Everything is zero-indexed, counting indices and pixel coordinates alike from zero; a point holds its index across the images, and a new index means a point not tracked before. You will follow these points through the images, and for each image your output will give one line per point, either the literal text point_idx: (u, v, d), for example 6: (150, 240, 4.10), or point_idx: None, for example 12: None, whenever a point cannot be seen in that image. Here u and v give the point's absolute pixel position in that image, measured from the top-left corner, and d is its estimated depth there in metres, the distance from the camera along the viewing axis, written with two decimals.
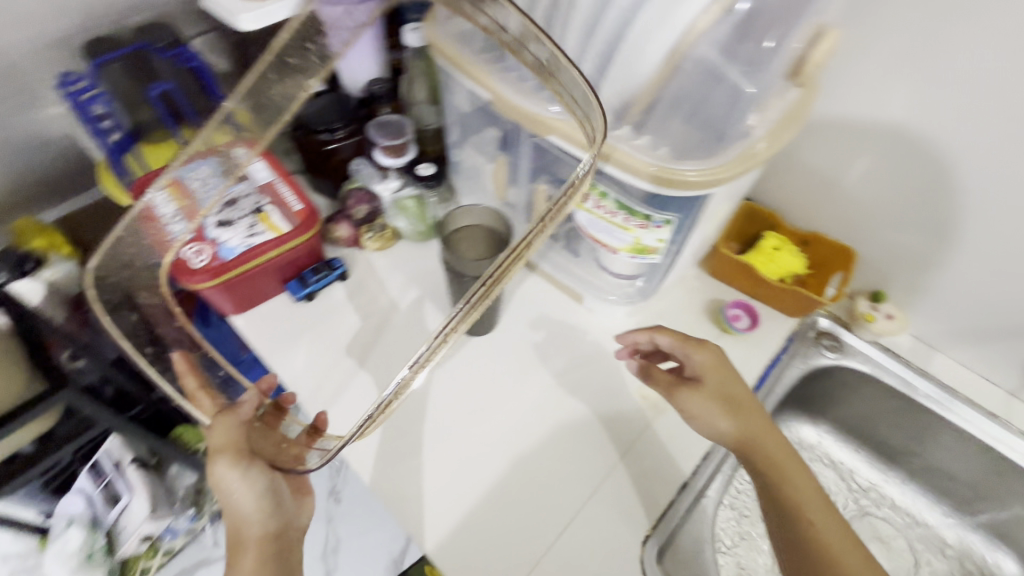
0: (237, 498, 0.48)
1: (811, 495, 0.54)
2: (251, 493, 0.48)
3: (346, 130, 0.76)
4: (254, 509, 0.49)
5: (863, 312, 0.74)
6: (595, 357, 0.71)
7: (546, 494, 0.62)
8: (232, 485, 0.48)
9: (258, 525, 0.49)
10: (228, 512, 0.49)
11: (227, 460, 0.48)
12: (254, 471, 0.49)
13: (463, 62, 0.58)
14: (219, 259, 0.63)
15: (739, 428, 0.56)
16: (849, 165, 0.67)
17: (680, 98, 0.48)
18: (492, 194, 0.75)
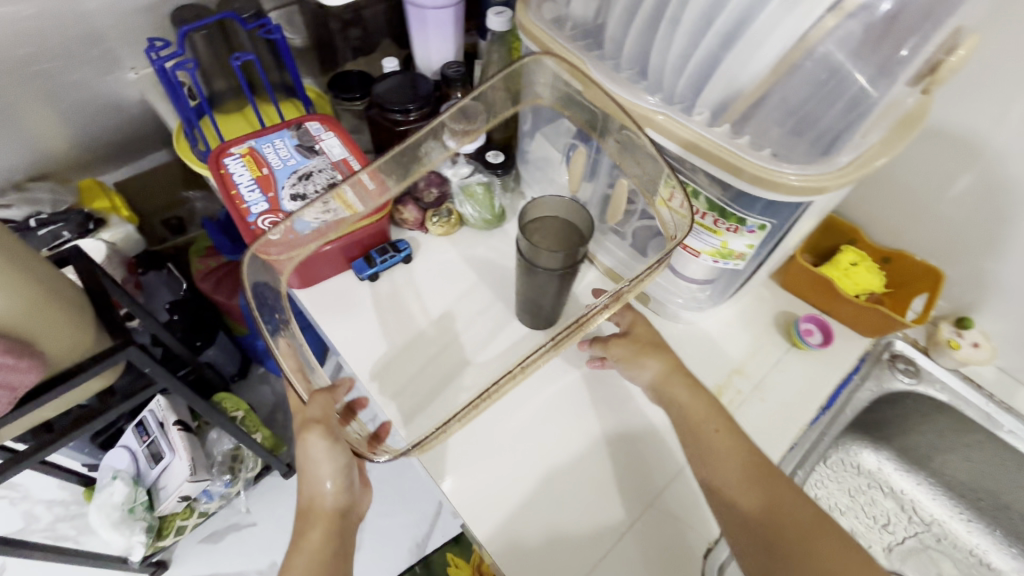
0: (319, 469, 0.53)
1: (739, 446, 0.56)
2: (329, 469, 0.53)
3: (420, 113, 0.73)
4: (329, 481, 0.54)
5: (947, 338, 0.69)
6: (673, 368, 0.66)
7: (588, 498, 0.60)
8: (319, 454, 0.52)
9: (328, 496, 0.55)
10: (306, 479, 0.54)
11: (321, 431, 0.52)
12: (338, 448, 0.53)
13: (554, 49, 0.57)
14: (295, 233, 0.63)
15: (656, 372, 0.61)
16: (949, 182, 0.64)
17: (791, 99, 0.45)
18: (563, 187, 0.74)
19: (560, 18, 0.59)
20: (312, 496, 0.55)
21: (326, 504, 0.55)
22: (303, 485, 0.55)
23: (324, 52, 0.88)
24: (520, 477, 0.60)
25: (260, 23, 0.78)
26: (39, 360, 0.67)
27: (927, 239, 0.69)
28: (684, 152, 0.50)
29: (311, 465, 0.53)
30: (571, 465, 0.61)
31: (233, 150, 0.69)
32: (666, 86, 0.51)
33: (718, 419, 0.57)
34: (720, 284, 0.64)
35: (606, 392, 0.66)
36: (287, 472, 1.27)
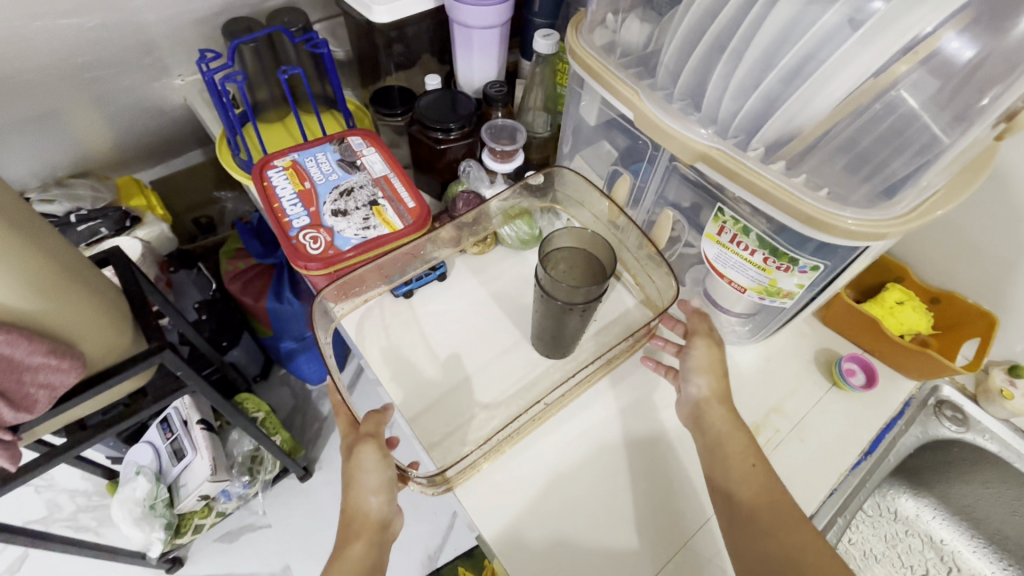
0: (369, 480, 0.53)
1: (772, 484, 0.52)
2: (378, 480, 0.53)
3: (461, 132, 0.73)
4: (376, 493, 0.53)
5: (999, 386, 0.67)
6: None
7: (599, 520, 0.57)
8: (369, 463, 0.53)
9: (372, 511, 0.53)
10: (353, 495, 0.53)
11: (374, 442, 0.54)
12: (388, 461, 0.54)
13: (604, 75, 0.56)
14: (334, 248, 0.63)
15: (704, 393, 0.58)
16: (1011, 226, 0.61)
17: (851, 143, 0.45)
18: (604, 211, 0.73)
19: (611, 45, 0.59)
20: (356, 512, 0.53)
21: (370, 520, 0.53)
22: (349, 502, 0.54)
23: (366, 65, 0.88)
24: (530, 489, 0.58)
25: (309, 37, 0.79)
26: (79, 362, 0.67)
27: (981, 284, 0.67)
28: (741, 190, 0.49)
29: (361, 475, 0.53)
30: (585, 486, 0.59)
31: (277, 162, 0.70)
32: (721, 119, 0.50)
33: (755, 453, 0.53)
34: (759, 321, 0.64)
35: (629, 414, 0.64)
36: (303, 475, 1.27)
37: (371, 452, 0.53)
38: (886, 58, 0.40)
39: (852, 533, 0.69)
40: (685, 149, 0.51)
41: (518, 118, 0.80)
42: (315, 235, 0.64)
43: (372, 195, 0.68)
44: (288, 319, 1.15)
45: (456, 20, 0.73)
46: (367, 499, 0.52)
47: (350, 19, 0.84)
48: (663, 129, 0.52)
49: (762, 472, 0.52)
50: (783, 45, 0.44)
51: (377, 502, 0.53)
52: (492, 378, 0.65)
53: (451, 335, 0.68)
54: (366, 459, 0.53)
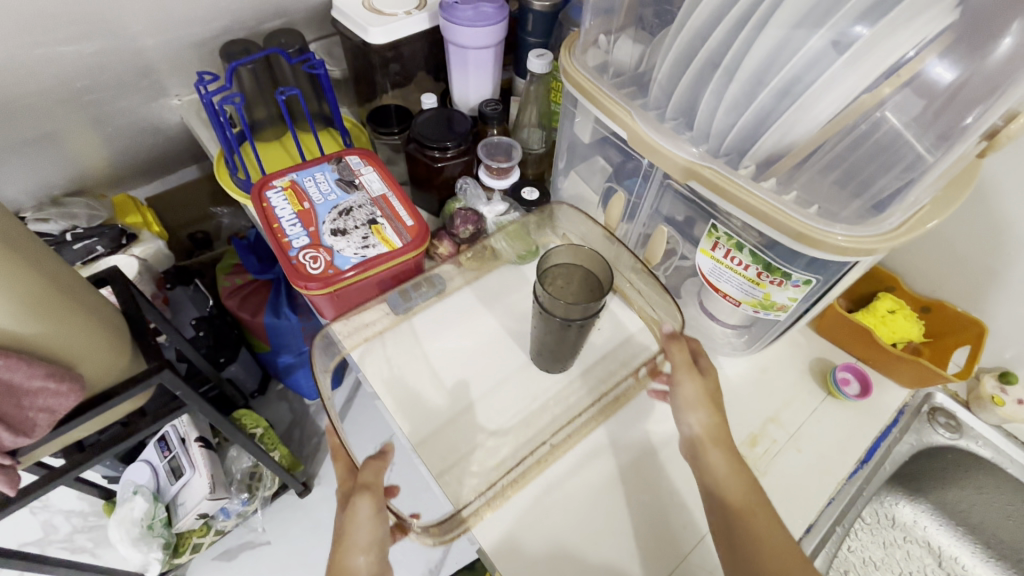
0: (361, 533, 0.52)
1: (774, 529, 0.51)
2: (369, 532, 0.53)
3: (458, 150, 0.74)
4: (364, 551, 0.52)
5: (991, 393, 0.69)
6: None
7: (597, 534, 0.57)
8: (362, 515, 0.53)
9: (359, 569, 0.51)
10: (341, 550, 0.52)
11: (370, 494, 0.54)
12: (380, 515, 0.54)
13: (598, 95, 0.57)
14: (334, 267, 0.63)
15: (699, 435, 0.56)
16: (998, 234, 0.63)
17: (837, 160, 0.46)
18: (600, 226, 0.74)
19: (605, 65, 0.60)
20: (344, 568, 0.51)
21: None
22: (339, 556, 0.52)
23: (362, 83, 0.90)
24: (527, 504, 0.59)
25: (306, 58, 0.80)
26: (79, 385, 0.67)
27: (969, 292, 0.69)
28: (731, 206, 0.50)
29: (354, 528, 0.53)
30: (585, 501, 0.59)
31: (276, 182, 0.71)
32: (713, 138, 0.52)
33: (758, 501, 0.52)
34: (754, 332, 0.64)
35: (622, 425, 0.65)
36: (303, 491, 1.26)
37: (366, 503, 0.54)
38: (870, 79, 0.41)
39: (851, 541, 0.69)
40: (677, 167, 0.52)
41: (513, 135, 0.81)
42: (314, 255, 0.64)
43: (371, 215, 0.68)
44: (286, 335, 1.15)
45: (451, 41, 0.74)
46: (356, 555, 0.51)
47: (346, 39, 0.85)
48: (655, 148, 0.53)
49: (763, 516, 0.52)
50: (771, 67, 0.46)
51: (363, 562, 0.51)
52: (492, 393, 0.66)
53: (450, 351, 0.69)
54: (361, 508, 0.53)
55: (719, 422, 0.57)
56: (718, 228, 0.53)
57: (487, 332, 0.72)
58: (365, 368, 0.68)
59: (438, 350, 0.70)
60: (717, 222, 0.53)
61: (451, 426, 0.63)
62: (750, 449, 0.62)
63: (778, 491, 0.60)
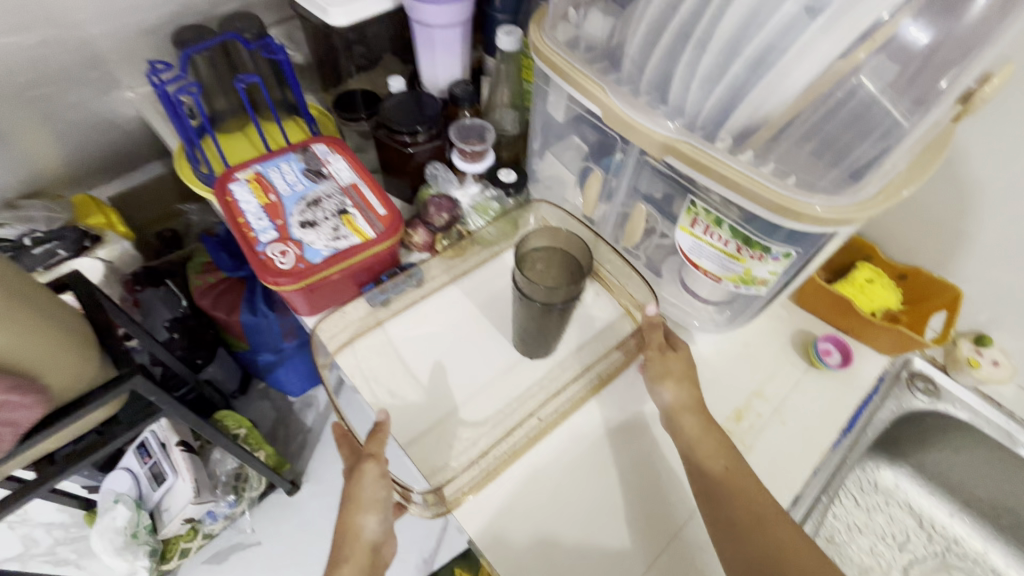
0: (368, 499, 0.53)
1: (756, 494, 0.53)
2: (373, 497, 0.53)
3: (429, 134, 0.72)
4: (371, 514, 0.53)
5: (967, 356, 0.70)
6: None
7: (587, 519, 0.57)
8: (366, 483, 0.53)
9: (367, 530, 0.54)
10: (349, 517, 0.54)
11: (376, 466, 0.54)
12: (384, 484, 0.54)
13: (569, 70, 0.55)
14: (304, 261, 0.61)
15: (669, 405, 0.58)
16: (971, 199, 0.63)
17: (813, 130, 0.45)
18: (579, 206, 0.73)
19: (576, 39, 0.58)
20: (353, 528, 0.53)
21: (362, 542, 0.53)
22: (346, 529, 0.53)
23: (326, 69, 0.86)
24: (515, 493, 0.58)
25: (264, 43, 0.76)
26: (45, 396, 0.65)
27: (944, 258, 0.69)
28: (708, 180, 0.49)
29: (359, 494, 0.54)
30: (574, 485, 0.59)
31: (239, 175, 0.68)
32: (688, 112, 0.50)
33: (731, 458, 0.54)
34: (736, 307, 0.64)
35: (608, 407, 0.64)
36: (291, 489, 1.24)
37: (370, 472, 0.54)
38: (845, 44, 0.40)
39: (833, 510, 0.71)
40: (652, 143, 0.51)
41: (486, 117, 0.79)
42: (282, 249, 0.62)
43: (341, 205, 0.66)
44: (263, 332, 1.12)
45: (416, 20, 0.71)
46: (363, 516, 0.53)
47: (306, 22, 0.81)
48: (630, 124, 0.51)
49: (738, 472, 0.54)
50: (745, 35, 0.44)
51: (370, 520, 0.54)
52: (476, 381, 0.65)
53: (431, 341, 0.68)
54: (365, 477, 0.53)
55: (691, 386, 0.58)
56: (697, 204, 0.52)
57: (469, 320, 0.70)
58: (345, 362, 0.66)
59: (418, 342, 0.68)
60: (695, 199, 0.52)
61: (435, 417, 0.62)
62: (735, 424, 0.63)
63: (764, 464, 0.60)
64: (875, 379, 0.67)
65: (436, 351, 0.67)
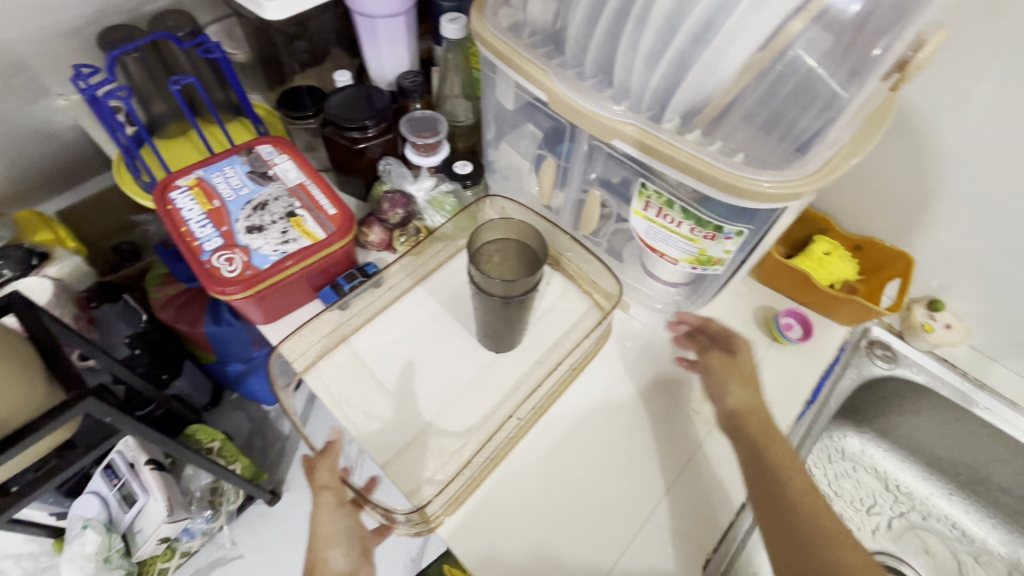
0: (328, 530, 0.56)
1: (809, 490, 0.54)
2: (330, 522, 0.56)
3: (379, 129, 0.70)
4: (334, 548, 0.55)
5: (921, 321, 0.71)
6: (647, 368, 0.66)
7: (565, 521, 0.57)
8: (321, 512, 0.56)
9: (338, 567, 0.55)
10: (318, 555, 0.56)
11: (329, 494, 0.56)
12: (339, 512, 0.56)
13: (513, 57, 0.54)
14: (252, 268, 0.59)
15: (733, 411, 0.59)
16: (917, 167, 0.64)
17: (756, 106, 0.45)
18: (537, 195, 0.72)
19: (518, 24, 0.56)
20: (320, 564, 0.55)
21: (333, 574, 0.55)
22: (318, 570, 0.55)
23: (269, 66, 0.83)
24: (486, 490, 0.58)
25: (200, 42, 0.73)
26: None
27: (895, 226, 0.71)
28: (657, 163, 0.48)
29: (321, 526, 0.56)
30: (548, 477, 0.59)
31: (180, 182, 0.65)
32: (633, 93, 0.50)
33: (793, 465, 0.54)
34: (697, 288, 0.63)
35: (576, 395, 0.64)
36: (270, 499, 1.21)
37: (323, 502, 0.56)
38: (779, 17, 0.40)
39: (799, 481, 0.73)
40: (599, 127, 0.50)
41: (438, 109, 0.77)
42: (228, 257, 0.59)
43: (289, 208, 0.63)
44: (230, 342, 1.09)
45: (357, 11, 0.69)
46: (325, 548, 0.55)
47: (244, 17, 0.78)
48: (577, 109, 0.50)
49: (799, 479, 0.54)
50: (683, 12, 0.44)
51: (334, 555, 0.55)
52: (441, 379, 0.64)
53: (393, 343, 0.66)
54: (320, 501, 0.56)
55: (746, 393, 0.59)
56: (649, 189, 0.52)
57: (431, 318, 0.69)
58: (305, 370, 0.64)
59: (381, 344, 0.66)
60: (647, 183, 0.52)
61: (402, 419, 0.61)
62: (701, 404, 0.64)
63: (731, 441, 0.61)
64: (835, 351, 0.69)
65: (399, 353, 0.66)
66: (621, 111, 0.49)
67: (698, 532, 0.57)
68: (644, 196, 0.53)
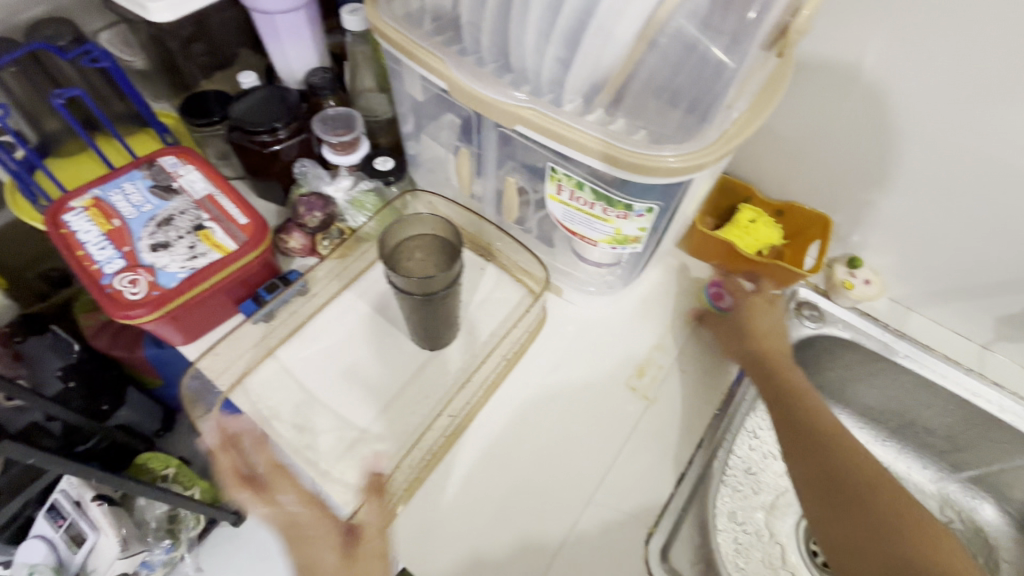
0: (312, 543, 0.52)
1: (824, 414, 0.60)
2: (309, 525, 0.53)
3: (289, 130, 0.67)
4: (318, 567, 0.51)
5: (842, 280, 0.75)
6: (583, 350, 0.66)
7: (520, 504, 0.57)
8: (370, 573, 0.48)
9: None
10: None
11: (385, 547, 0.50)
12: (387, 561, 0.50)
13: (409, 47, 0.52)
14: (159, 288, 0.56)
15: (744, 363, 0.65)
16: (825, 130, 0.66)
17: (649, 81, 0.45)
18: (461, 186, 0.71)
19: (414, 10, 0.54)
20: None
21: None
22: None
23: (171, 72, 0.78)
24: (427, 489, 0.57)
25: (82, 50, 0.66)
26: None
27: (812, 189, 0.73)
28: (561, 147, 0.48)
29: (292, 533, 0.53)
30: (492, 466, 0.59)
31: (74, 203, 0.60)
32: (532, 77, 0.49)
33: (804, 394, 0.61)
34: (626, 265, 0.63)
35: (515, 384, 0.64)
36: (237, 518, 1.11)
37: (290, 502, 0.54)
38: None
39: (739, 447, 0.75)
40: (500, 113, 0.49)
41: (353, 105, 0.75)
42: (132, 279, 0.56)
43: (197, 221, 0.60)
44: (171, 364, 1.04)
45: (252, 7, 0.66)
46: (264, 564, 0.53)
47: (134, 22, 0.74)
48: (477, 97, 0.49)
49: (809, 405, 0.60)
50: None
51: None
52: (376, 382, 0.63)
53: (322, 351, 0.64)
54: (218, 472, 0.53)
55: (753, 339, 0.65)
56: (558, 172, 0.51)
57: (360, 322, 0.67)
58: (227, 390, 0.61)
59: (309, 353, 0.64)
60: (556, 167, 0.51)
61: (336, 428, 0.60)
62: (638, 379, 0.64)
63: (668, 415, 0.62)
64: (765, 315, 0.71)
65: (329, 360, 0.64)
66: (519, 96, 0.48)
67: (640, 506, 0.57)
68: (555, 180, 0.52)
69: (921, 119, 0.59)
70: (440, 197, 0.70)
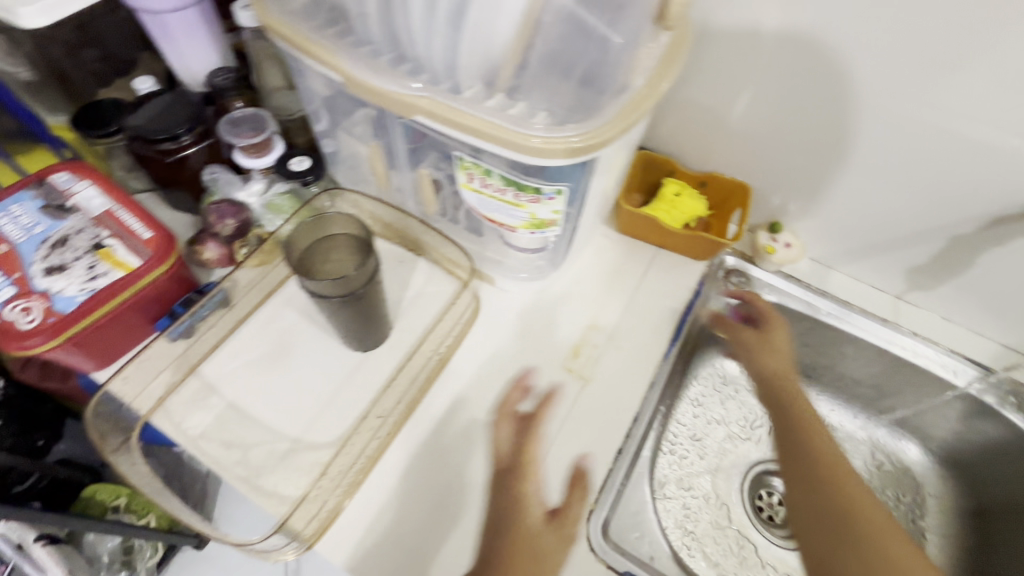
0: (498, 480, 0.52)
1: None
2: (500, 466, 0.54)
3: (195, 135, 0.63)
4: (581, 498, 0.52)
5: (765, 245, 0.77)
6: (518, 338, 0.66)
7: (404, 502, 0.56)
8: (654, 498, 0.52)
9: (532, 539, 0.47)
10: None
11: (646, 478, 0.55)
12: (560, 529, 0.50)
13: (301, 41, 0.50)
14: (54, 315, 0.52)
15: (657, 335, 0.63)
16: (736, 100, 0.67)
17: (541, 61, 0.44)
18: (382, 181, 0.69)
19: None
20: (520, 537, 0.47)
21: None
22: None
23: (60, 81, 0.73)
24: (365, 494, 0.56)
25: None
26: None
27: (731, 158, 0.74)
28: (465, 136, 0.47)
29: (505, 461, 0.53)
30: (426, 465, 0.58)
31: None
32: (427, 65, 0.48)
33: None
34: (554, 249, 0.64)
35: (454, 376, 0.63)
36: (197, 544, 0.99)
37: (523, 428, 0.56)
38: None
39: (681, 416, 0.76)
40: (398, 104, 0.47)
41: (263, 105, 0.72)
42: (20, 309, 0.52)
43: (96, 240, 0.57)
44: None
45: (137, 8, 0.61)
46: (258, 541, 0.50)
47: None
48: (373, 89, 0.48)
49: None
50: None
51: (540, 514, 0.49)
52: (308, 389, 0.61)
53: (251, 363, 0.63)
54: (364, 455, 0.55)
55: None
56: (469, 160, 0.50)
57: (289, 329, 0.65)
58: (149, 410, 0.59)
59: (237, 366, 0.62)
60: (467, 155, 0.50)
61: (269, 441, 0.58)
62: (573, 360, 0.65)
63: (604, 392, 0.63)
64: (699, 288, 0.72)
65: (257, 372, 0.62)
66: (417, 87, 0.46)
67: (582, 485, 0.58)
68: (468, 168, 0.51)
69: (823, 83, 0.60)
70: (360, 195, 0.69)
